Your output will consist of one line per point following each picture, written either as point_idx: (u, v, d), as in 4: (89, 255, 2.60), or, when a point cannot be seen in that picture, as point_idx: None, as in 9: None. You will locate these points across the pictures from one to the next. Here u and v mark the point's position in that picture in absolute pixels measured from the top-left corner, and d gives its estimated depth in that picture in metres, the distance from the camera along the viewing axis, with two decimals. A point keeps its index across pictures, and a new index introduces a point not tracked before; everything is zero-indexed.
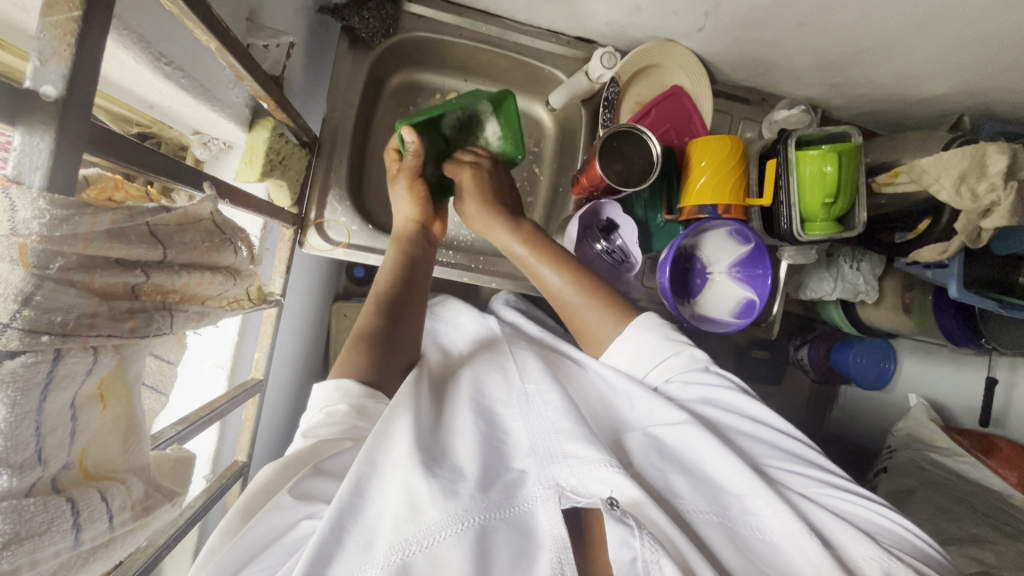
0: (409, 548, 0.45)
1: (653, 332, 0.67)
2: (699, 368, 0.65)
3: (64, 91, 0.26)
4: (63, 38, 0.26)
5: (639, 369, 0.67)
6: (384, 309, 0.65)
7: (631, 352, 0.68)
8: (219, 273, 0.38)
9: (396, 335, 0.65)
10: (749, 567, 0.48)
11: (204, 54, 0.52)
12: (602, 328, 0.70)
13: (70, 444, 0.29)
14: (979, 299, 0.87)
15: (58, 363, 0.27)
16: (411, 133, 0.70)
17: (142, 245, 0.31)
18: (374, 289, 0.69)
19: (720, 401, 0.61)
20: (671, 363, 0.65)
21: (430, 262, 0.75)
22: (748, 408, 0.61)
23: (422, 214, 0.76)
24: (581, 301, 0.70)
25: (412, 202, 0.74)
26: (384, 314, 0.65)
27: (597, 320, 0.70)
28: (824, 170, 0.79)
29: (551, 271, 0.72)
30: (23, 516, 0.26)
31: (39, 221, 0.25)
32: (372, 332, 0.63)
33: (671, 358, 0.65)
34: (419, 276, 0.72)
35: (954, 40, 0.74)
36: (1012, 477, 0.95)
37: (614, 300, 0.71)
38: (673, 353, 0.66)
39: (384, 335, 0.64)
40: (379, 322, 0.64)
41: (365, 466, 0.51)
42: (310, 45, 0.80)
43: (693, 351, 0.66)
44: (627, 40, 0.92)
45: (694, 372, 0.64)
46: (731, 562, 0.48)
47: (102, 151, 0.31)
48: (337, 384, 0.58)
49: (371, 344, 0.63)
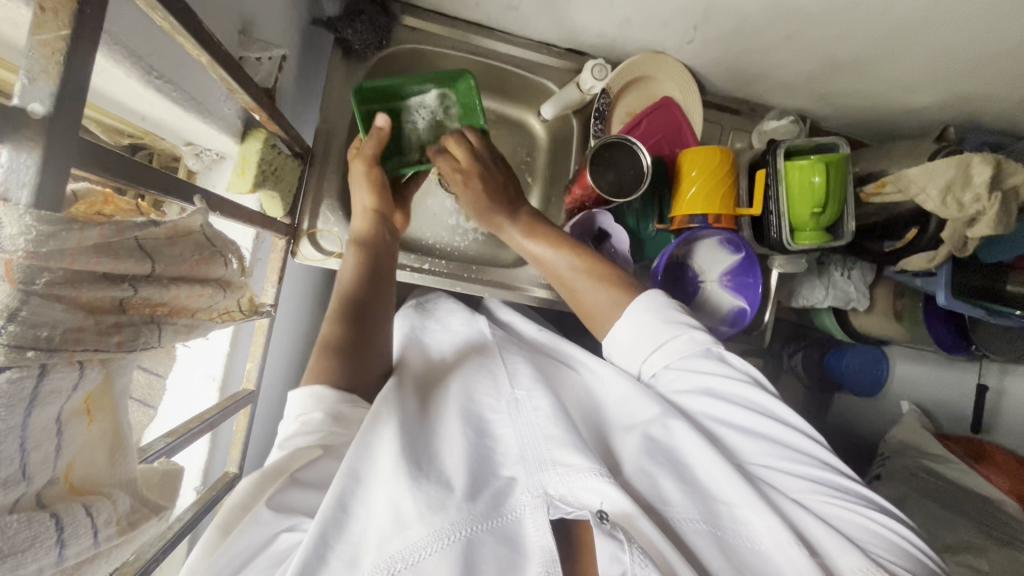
0: (396, 564, 0.46)
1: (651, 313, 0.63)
2: (704, 356, 0.61)
3: (52, 108, 0.26)
4: (52, 55, 0.26)
5: (637, 356, 0.64)
6: (348, 314, 0.64)
7: (635, 332, 0.63)
8: (208, 286, 0.38)
9: (361, 342, 0.63)
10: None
11: (196, 67, 0.53)
12: (608, 308, 0.66)
13: (54, 459, 0.29)
14: (965, 305, 0.89)
15: (43, 378, 0.27)
16: (378, 116, 0.71)
17: (130, 259, 0.31)
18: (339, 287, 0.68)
19: (723, 395, 0.59)
20: (670, 350, 0.61)
21: (394, 254, 0.73)
22: (753, 400, 0.58)
23: (379, 201, 0.73)
24: (581, 282, 0.68)
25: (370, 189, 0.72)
26: (347, 320, 0.63)
27: (594, 298, 0.67)
28: (813, 181, 0.80)
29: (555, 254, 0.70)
30: (6, 533, 0.26)
31: (25, 238, 0.25)
32: (335, 340, 0.62)
33: (671, 344, 0.61)
34: (385, 270, 0.70)
35: (937, 53, 0.75)
36: (1004, 484, 0.98)
37: (612, 273, 0.68)
38: (672, 337, 0.61)
39: (351, 339, 0.62)
40: (342, 330, 0.62)
41: (348, 478, 0.51)
42: (303, 56, 0.81)
43: (693, 334, 0.61)
44: (617, 52, 0.93)
45: (694, 359, 0.61)
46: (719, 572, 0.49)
47: (91, 165, 0.32)
48: (310, 392, 0.57)
49: (339, 352, 0.61)
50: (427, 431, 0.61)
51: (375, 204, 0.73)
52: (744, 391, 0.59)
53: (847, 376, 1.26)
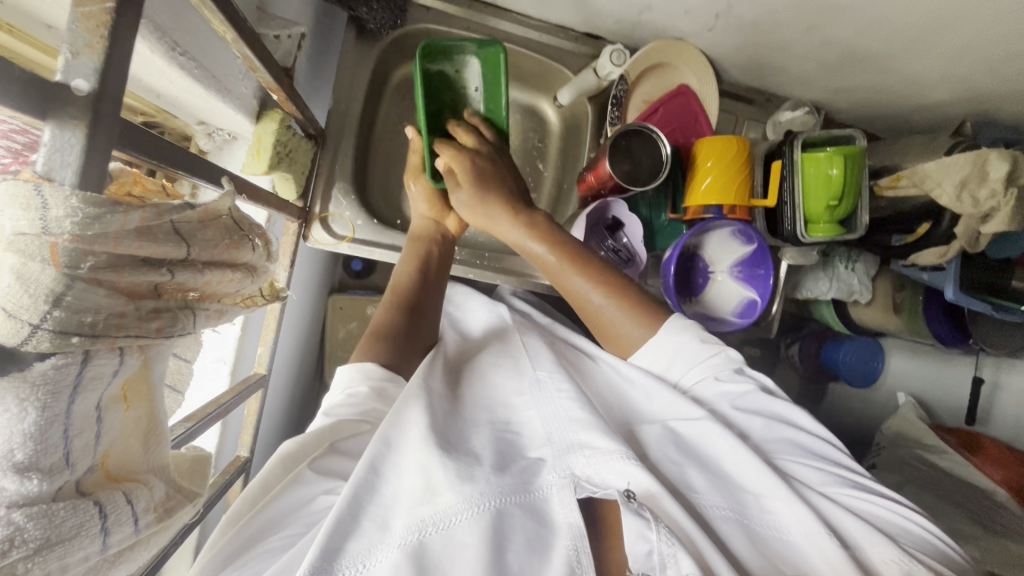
0: (426, 529, 0.46)
1: (683, 334, 0.65)
2: (735, 369, 0.63)
3: (97, 85, 0.25)
4: (97, 29, 0.25)
5: (671, 369, 0.64)
6: (403, 303, 0.68)
7: (662, 357, 0.65)
8: (238, 271, 0.38)
9: (413, 334, 0.67)
10: (766, 563, 0.49)
11: (216, 44, 0.51)
12: (630, 333, 0.67)
13: (95, 445, 0.29)
14: (973, 301, 0.90)
15: (86, 364, 0.27)
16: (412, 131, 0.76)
17: (168, 243, 0.30)
18: (393, 280, 0.71)
19: (750, 400, 0.61)
20: (708, 363, 0.63)
21: (446, 256, 0.76)
22: (773, 407, 0.61)
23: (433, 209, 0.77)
24: (612, 310, 0.67)
25: (426, 199, 0.76)
26: (401, 312, 0.67)
27: (626, 329, 0.67)
28: (830, 173, 0.79)
29: (584, 281, 0.67)
30: (53, 521, 0.26)
31: (72, 220, 0.24)
32: (385, 329, 0.65)
33: (708, 359, 0.63)
34: (435, 269, 0.73)
35: (959, 47, 0.75)
36: (998, 474, 0.99)
37: (643, 303, 0.68)
38: (709, 354, 0.64)
39: (404, 325, 0.66)
40: (398, 318, 0.66)
41: (380, 445, 0.51)
42: (316, 35, 0.79)
43: (729, 351, 0.64)
44: (635, 38, 0.92)
45: (730, 372, 0.62)
46: (746, 556, 0.49)
47: (128, 146, 0.31)
48: (358, 366, 0.60)
49: (395, 335, 0.65)
50: (454, 411, 0.60)
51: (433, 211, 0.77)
52: (767, 398, 0.61)
53: (844, 368, 1.25)
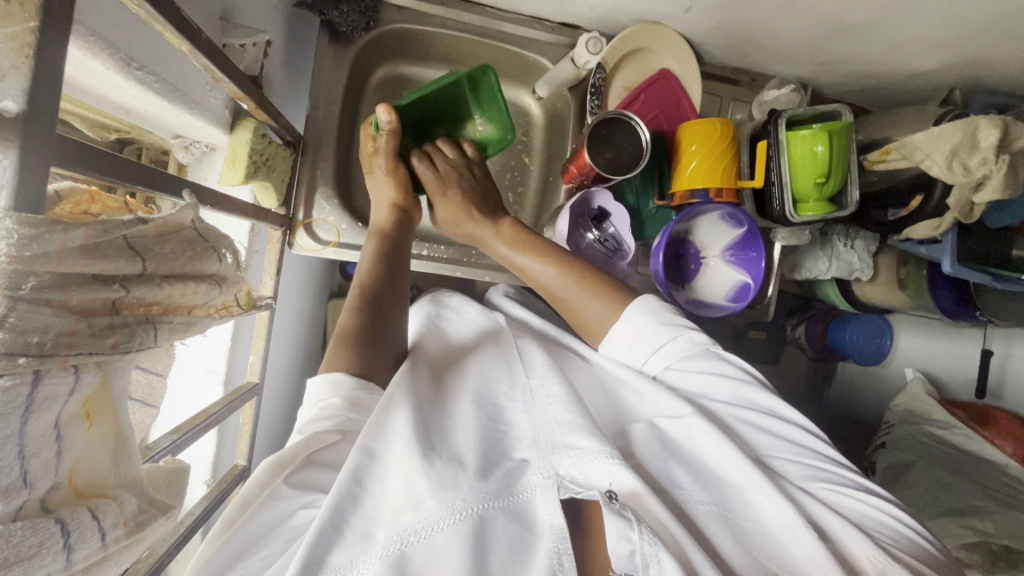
0: (407, 539, 0.46)
1: (651, 315, 0.64)
2: (703, 351, 0.62)
3: (25, 106, 0.25)
4: (21, 50, 0.25)
5: (638, 356, 0.64)
6: (368, 303, 0.65)
7: (633, 333, 0.64)
8: (203, 282, 0.37)
9: (381, 335, 0.64)
10: (752, 565, 0.48)
11: (176, 56, 0.51)
12: (602, 317, 0.67)
13: (57, 464, 0.29)
14: (975, 274, 0.87)
15: (38, 384, 0.27)
16: (389, 112, 0.69)
17: (119, 259, 0.30)
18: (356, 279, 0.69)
19: (730, 393, 0.60)
20: (670, 350, 0.62)
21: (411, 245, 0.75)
22: (757, 398, 0.59)
23: (401, 198, 0.76)
24: (570, 292, 0.68)
25: (393, 185, 0.75)
26: (366, 310, 0.64)
27: (598, 313, 0.67)
28: (816, 150, 0.78)
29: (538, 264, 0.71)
30: (11, 541, 0.26)
31: (7, 241, 0.25)
32: (355, 330, 0.62)
33: (669, 344, 0.62)
34: (398, 268, 0.71)
35: (942, 15, 0.73)
36: (1009, 448, 0.95)
37: (602, 283, 0.69)
38: (672, 338, 0.63)
39: (371, 330, 0.63)
40: (363, 320, 0.63)
41: (363, 455, 0.51)
42: (288, 41, 0.78)
43: (693, 335, 0.63)
44: (613, 25, 0.91)
45: (699, 358, 0.62)
46: (737, 562, 0.49)
47: (73, 164, 0.31)
48: (329, 378, 0.58)
49: (360, 341, 0.62)
50: (441, 413, 0.60)
51: (398, 199, 0.76)
52: (743, 385, 0.59)
53: (852, 349, 1.22)
